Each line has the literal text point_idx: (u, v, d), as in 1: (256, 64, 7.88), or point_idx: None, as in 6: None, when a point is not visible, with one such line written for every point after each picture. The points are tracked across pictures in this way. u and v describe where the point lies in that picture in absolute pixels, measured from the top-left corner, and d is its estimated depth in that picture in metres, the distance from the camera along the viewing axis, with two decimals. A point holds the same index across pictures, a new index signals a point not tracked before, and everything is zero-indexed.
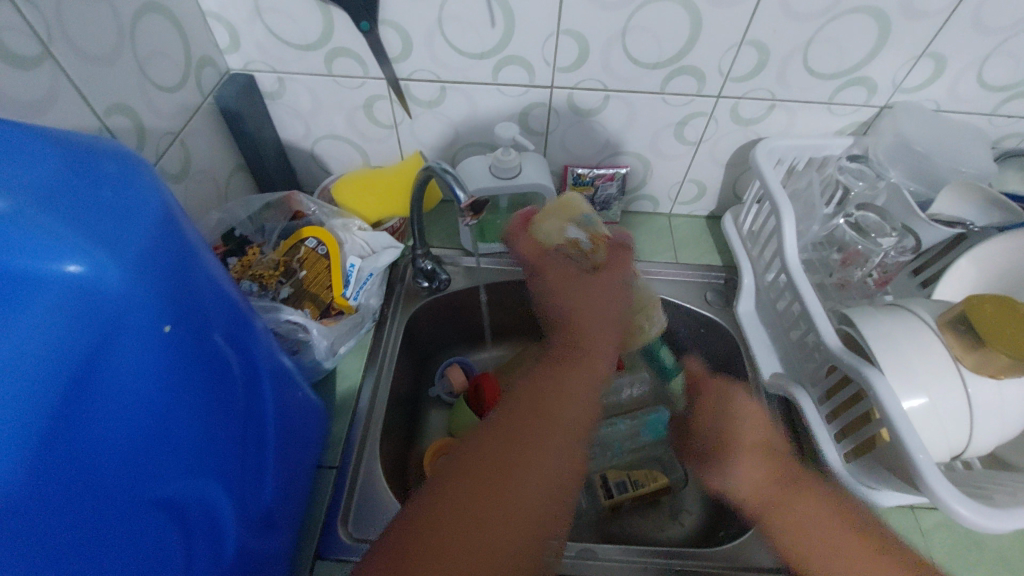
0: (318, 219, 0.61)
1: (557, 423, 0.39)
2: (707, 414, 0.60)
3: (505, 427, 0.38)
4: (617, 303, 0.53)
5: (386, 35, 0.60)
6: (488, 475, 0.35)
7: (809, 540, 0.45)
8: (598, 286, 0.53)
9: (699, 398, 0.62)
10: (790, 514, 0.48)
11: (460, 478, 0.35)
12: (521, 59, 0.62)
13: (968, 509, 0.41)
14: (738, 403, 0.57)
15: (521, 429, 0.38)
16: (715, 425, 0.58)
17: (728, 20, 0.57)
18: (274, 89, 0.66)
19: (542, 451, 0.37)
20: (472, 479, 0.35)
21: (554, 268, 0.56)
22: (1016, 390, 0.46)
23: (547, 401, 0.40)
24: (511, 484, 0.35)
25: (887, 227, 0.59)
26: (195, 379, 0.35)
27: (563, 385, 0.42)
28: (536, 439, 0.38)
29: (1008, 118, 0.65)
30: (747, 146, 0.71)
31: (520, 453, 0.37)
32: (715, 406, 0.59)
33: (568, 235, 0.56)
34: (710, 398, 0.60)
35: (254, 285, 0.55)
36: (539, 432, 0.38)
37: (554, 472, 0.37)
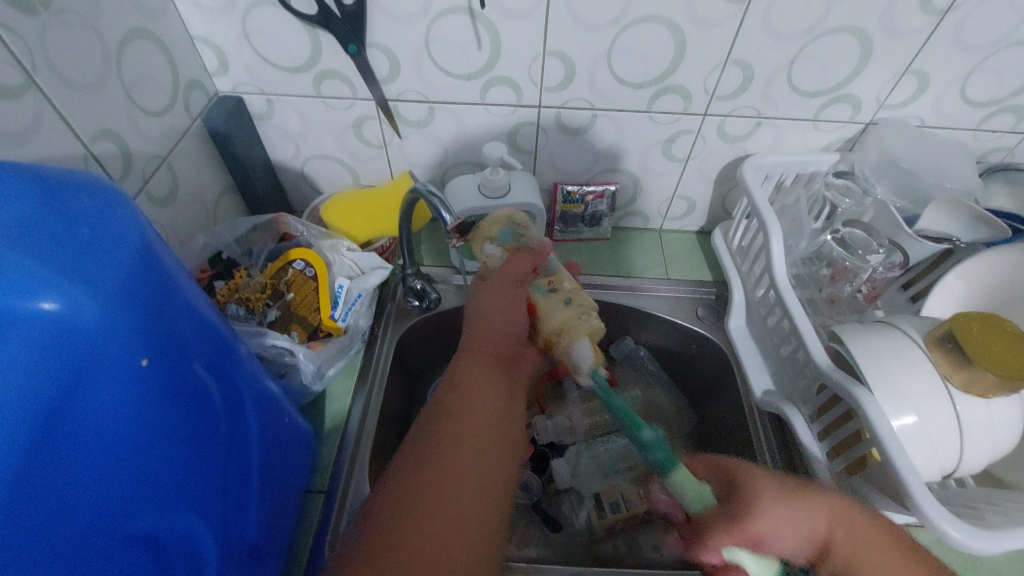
0: (306, 241, 0.61)
1: (480, 425, 0.38)
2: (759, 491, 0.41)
3: (433, 426, 0.38)
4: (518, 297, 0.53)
5: (373, 57, 0.60)
6: (422, 468, 0.35)
7: None
8: (502, 295, 0.52)
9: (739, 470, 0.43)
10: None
11: (395, 493, 0.34)
12: (508, 79, 0.62)
13: (959, 531, 0.41)
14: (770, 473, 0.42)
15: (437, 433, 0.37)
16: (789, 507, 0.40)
17: (712, 40, 0.57)
18: (263, 110, 0.67)
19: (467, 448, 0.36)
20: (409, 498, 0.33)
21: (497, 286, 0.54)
22: (1003, 408, 0.46)
23: (466, 397, 0.40)
24: (444, 474, 0.35)
25: (874, 243, 0.60)
26: (174, 412, 0.34)
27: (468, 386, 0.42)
28: (463, 430, 0.38)
29: (992, 133, 0.66)
30: (735, 162, 0.71)
31: (452, 442, 0.37)
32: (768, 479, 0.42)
33: (490, 254, 0.56)
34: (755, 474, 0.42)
35: (241, 308, 0.54)
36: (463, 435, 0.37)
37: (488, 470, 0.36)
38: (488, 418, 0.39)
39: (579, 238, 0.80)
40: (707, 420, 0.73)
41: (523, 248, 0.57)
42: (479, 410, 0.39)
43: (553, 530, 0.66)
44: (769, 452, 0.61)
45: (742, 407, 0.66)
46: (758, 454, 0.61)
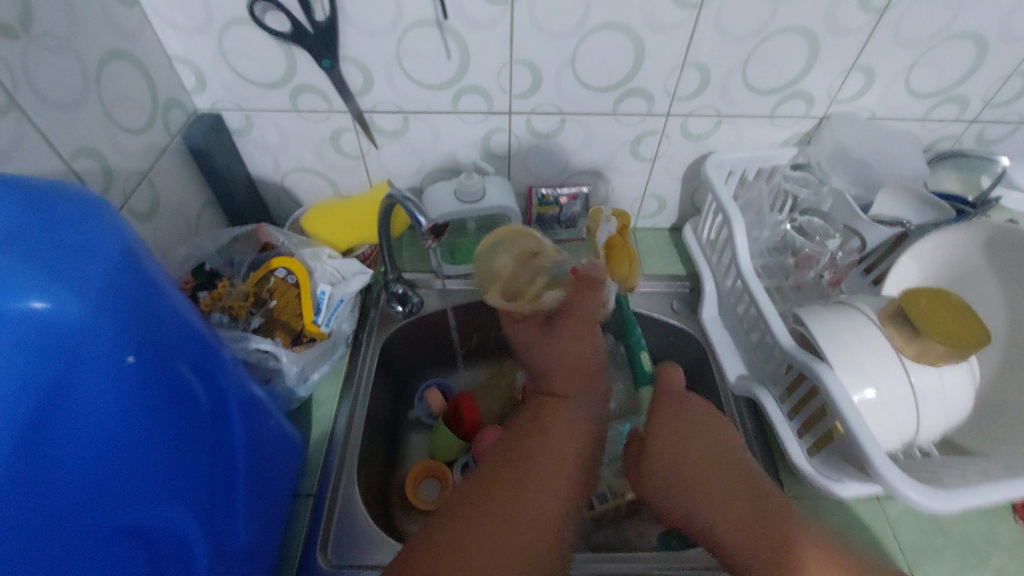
0: (287, 250, 0.63)
1: (556, 459, 0.44)
2: (660, 433, 0.50)
3: (508, 452, 0.45)
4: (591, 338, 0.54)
5: (347, 71, 0.62)
6: (503, 483, 0.42)
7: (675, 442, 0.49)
8: (575, 338, 0.52)
9: (652, 416, 0.52)
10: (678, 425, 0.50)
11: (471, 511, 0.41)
12: (479, 87, 0.65)
13: (917, 492, 0.43)
14: (699, 414, 0.51)
15: (513, 466, 0.44)
16: (679, 458, 0.48)
17: (669, 44, 0.61)
18: (241, 126, 0.68)
19: (537, 483, 0.42)
20: (480, 518, 0.40)
21: (577, 325, 0.53)
22: (954, 377, 0.49)
23: (543, 424, 0.47)
24: (515, 494, 0.41)
25: (830, 229, 0.64)
26: (162, 411, 0.35)
27: (551, 423, 0.47)
28: (534, 470, 0.43)
29: (938, 122, 0.70)
30: (700, 159, 0.75)
31: (529, 465, 0.43)
32: (671, 419, 0.51)
33: (547, 295, 0.55)
34: (668, 413, 0.52)
35: (225, 316, 0.55)
36: (538, 465, 0.43)
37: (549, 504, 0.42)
38: (560, 452, 0.45)
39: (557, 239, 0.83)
40: None
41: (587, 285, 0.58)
42: (555, 461, 0.44)
43: None
44: (746, 435, 0.63)
45: (718, 395, 0.68)
46: (734, 438, 0.63)
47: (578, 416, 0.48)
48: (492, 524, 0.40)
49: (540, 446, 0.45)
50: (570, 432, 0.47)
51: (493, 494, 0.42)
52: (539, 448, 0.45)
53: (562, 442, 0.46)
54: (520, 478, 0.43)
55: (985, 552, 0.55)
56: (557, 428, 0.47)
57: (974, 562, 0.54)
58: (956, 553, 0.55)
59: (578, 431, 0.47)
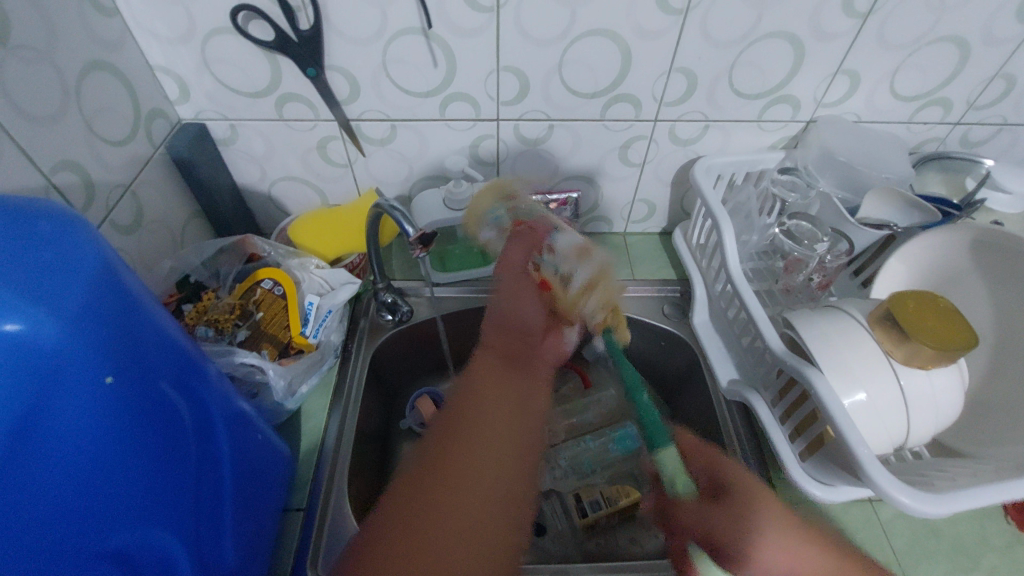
0: (274, 261, 0.62)
1: (488, 427, 0.40)
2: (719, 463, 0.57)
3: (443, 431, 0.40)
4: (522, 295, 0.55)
5: (333, 79, 0.62)
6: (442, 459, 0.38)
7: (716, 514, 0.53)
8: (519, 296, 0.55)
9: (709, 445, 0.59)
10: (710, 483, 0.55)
11: (400, 496, 0.36)
12: (466, 95, 0.65)
13: (908, 497, 0.43)
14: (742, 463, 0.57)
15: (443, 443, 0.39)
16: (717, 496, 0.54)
17: (655, 50, 0.61)
18: (226, 135, 0.68)
19: (468, 455, 0.38)
20: (412, 502, 0.36)
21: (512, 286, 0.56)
22: (944, 379, 0.49)
23: (480, 393, 0.43)
24: (452, 472, 0.37)
25: (818, 233, 0.63)
26: (144, 430, 0.35)
27: (479, 393, 0.43)
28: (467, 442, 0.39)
29: (924, 124, 0.70)
30: (688, 164, 0.75)
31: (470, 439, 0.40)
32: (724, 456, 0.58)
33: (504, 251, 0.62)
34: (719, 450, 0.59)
35: (210, 330, 0.54)
36: (470, 436, 0.39)
37: (482, 476, 0.37)
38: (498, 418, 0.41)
39: None
40: (680, 413, 0.75)
41: (527, 233, 0.60)
42: (489, 430, 0.40)
43: (536, 534, 0.68)
44: (738, 438, 0.63)
45: (711, 399, 0.68)
46: (726, 442, 0.63)
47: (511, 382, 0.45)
48: (426, 507, 0.35)
49: (472, 419, 0.41)
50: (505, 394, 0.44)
51: (421, 477, 0.37)
52: (468, 421, 0.41)
53: (491, 409, 0.42)
54: (451, 454, 0.38)
55: (978, 553, 0.55)
56: (484, 394, 0.43)
57: (967, 564, 0.54)
58: (948, 556, 0.55)
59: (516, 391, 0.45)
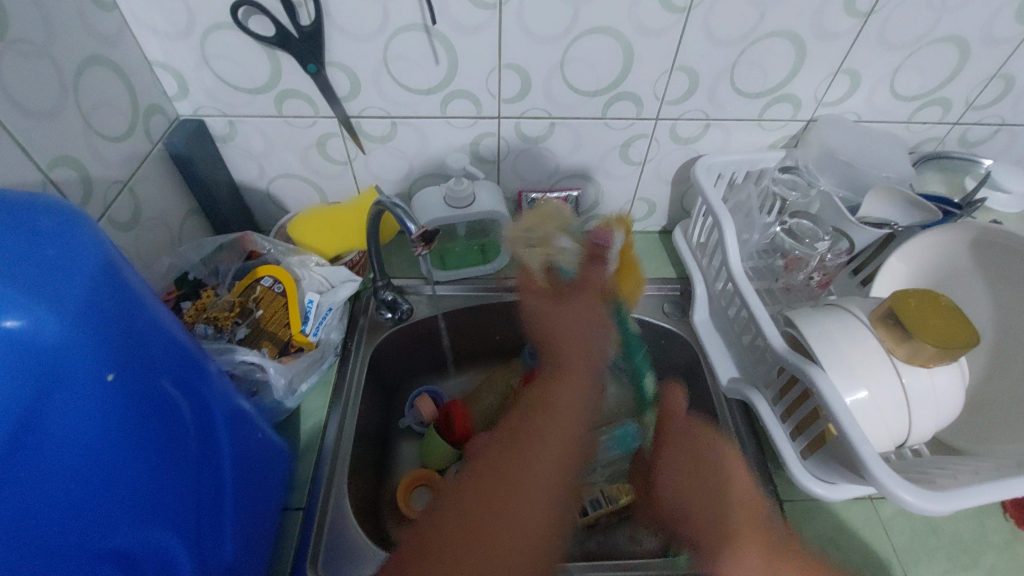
0: (273, 258, 0.61)
1: (555, 441, 0.47)
2: (675, 472, 0.58)
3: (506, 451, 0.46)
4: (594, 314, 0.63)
5: (333, 76, 0.61)
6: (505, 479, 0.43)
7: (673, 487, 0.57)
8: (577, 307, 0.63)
9: (664, 448, 0.60)
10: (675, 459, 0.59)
11: (470, 491, 0.43)
12: (467, 92, 0.64)
13: (911, 495, 0.43)
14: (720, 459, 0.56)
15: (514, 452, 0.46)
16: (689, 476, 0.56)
17: (657, 47, 0.61)
18: (225, 132, 0.67)
19: (538, 465, 0.45)
20: (483, 497, 0.42)
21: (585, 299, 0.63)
22: (945, 378, 0.49)
23: (543, 416, 0.49)
24: (525, 477, 0.44)
25: (819, 232, 0.63)
26: (146, 428, 0.34)
27: (553, 412, 0.50)
28: (535, 452, 0.46)
29: (923, 124, 0.70)
30: (689, 162, 0.75)
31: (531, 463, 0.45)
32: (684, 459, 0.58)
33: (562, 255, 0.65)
34: (680, 449, 0.59)
35: (209, 327, 0.54)
36: (540, 450, 0.46)
37: (548, 486, 0.44)
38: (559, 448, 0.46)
39: None
40: None
41: (597, 258, 0.64)
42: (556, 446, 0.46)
43: None
44: (738, 437, 0.63)
45: (711, 398, 0.68)
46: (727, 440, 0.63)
47: (579, 405, 0.52)
48: (496, 503, 0.42)
49: (544, 433, 0.47)
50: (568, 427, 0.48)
51: (489, 476, 0.44)
52: (541, 434, 0.47)
53: (561, 429, 0.48)
54: (521, 460, 0.45)
55: (978, 550, 0.55)
56: (554, 414, 0.49)
57: (966, 562, 0.55)
58: (948, 553, 0.55)
59: (578, 417, 0.50)
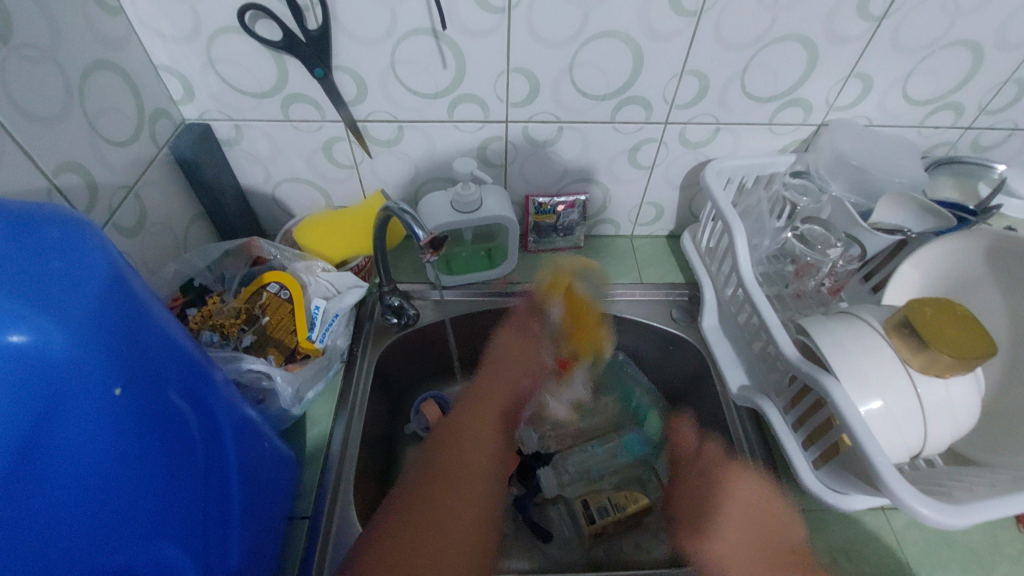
0: (279, 264, 0.60)
1: (475, 461, 0.60)
2: (684, 494, 0.66)
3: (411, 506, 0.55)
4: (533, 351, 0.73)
5: (340, 79, 0.61)
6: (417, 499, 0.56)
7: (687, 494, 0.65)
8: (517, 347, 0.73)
9: (677, 480, 0.69)
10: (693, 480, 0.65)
11: (410, 534, 0.52)
12: (474, 96, 0.64)
13: (928, 508, 0.42)
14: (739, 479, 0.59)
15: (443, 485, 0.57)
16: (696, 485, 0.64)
17: (667, 51, 0.60)
18: (231, 136, 0.67)
19: (460, 488, 0.57)
20: (414, 540, 0.52)
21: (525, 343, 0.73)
22: (961, 388, 0.48)
23: (463, 443, 0.62)
24: (455, 497, 0.56)
25: (832, 237, 0.62)
26: (153, 441, 0.34)
27: (461, 434, 0.63)
28: (449, 489, 0.57)
29: (935, 128, 0.70)
30: (698, 166, 0.74)
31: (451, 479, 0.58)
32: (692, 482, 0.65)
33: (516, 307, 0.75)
34: (691, 481, 0.65)
35: (215, 334, 0.53)
36: (463, 478, 0.58)
37: (472, 499, 0.57)
38: (474, 458, 0.61)
39: (554, 249, 0.82)
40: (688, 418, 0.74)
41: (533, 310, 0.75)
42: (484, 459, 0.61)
43: (543, 541, 0.67)
44: (748, 446, 0.62)
45: (719, 404, 0.67)
46: (737, 449, 0.62)
47: (483, 442, 0.63)
48: (427, 512, 0.55)
49: (458, 443, 0.62)
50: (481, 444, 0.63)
51: (419, 510, 0.55)
52: (459, 444, 0.62)
53: (475, 451, 0.62)
54: (450, 494, 0.56)
55: (993, 562, 0.54)
56: (466, 450, 0.61)
57: (981, 574, 0.54)
58: (963, 565, 0.54)
59: (491, 454, 0.62)
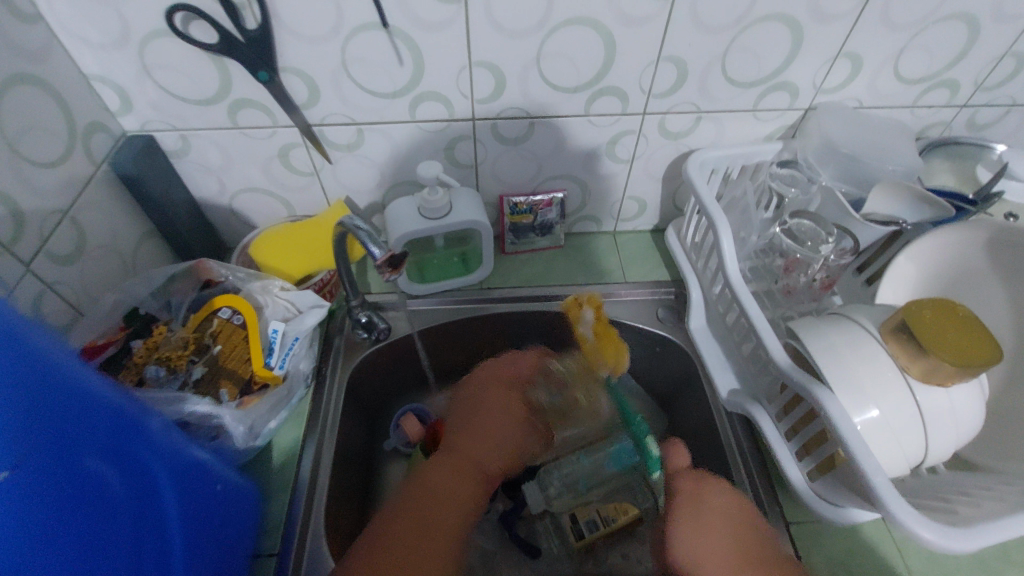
0: (232, 285, 0.56)
1: (450, 490, 0.56)
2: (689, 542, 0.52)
3: (371, 561, 0.49)
4: (496, 392, 0.64)
5: (288, 82, 0.56)
6: (375, 554, 0.50)
7: (698, 544, 0.51)
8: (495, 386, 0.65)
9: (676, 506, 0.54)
10: (693, 519, 0.52)
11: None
12: (436, 94, 0.59)
13: (931, 531, 0.39)
14: (717, 495, 0.53)
15: (393, 549, 0.50)
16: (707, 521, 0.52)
17: (641, 37, 0.55)
18: (177, 147, 0.62)
19: (432, 498, 0.55)
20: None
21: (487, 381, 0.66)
22: (963, 394, 0.45)
23: (427, 496, 0.55)
24: (423, 509, 0.54)
25: (822, 232, 0.58)
26: (65, 517, 0.30)
27: (429, 482, 0.56)
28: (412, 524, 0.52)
29: (929, 108, 0.66)
30: (681, 157, 0.70)
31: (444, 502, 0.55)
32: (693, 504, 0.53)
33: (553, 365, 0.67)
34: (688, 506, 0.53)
35: (161, 369, 0.49)
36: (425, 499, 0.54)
37: (455, 504, 0.55)
38: (439, 532, 0.53)
39: (532, 249, 0.78)
40: (678, 421, 0.72)
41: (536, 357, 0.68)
42: (440, 515, 0.54)
43: (532, 557, 0.65)
44: (740, 454, 0.60)
45: (709, 409, 0.64)
46: (727, 458, 0.60)
47: (446, 461, 0.58)
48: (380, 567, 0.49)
49: (422, 507, 0.54)
50: (442, 511, 0.54)
51: (387, 536, 0.51)
52: (426, 502, 0.54)
53: (438, 501, 0.55)
54: (414, 525, 0.52)
55: (996, 569, 0.52)
56: (427, 498, 0.55)
57: None
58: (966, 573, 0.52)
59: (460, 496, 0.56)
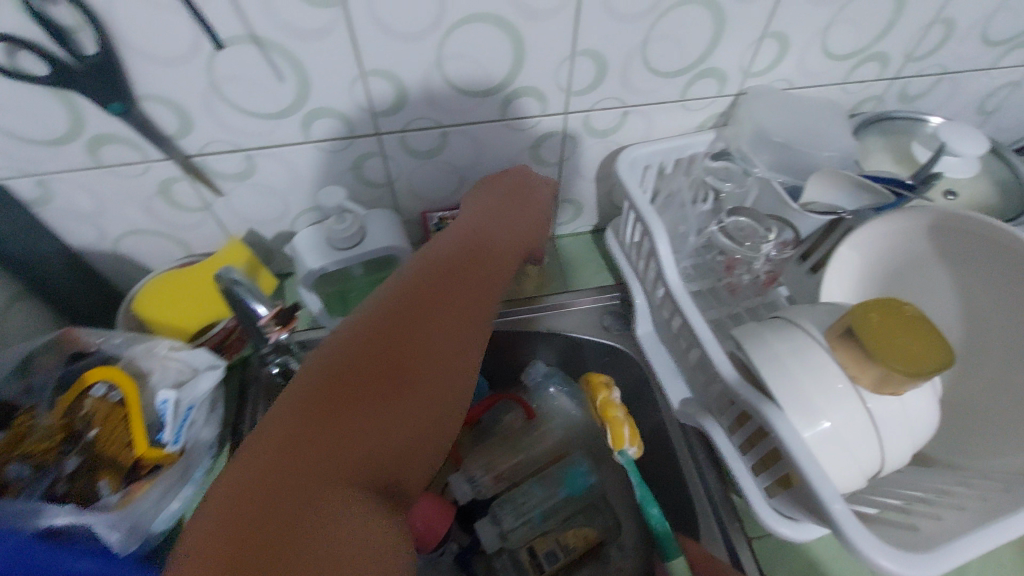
0: (108, 353, 0.49)
1: (416, 351, 0.46)
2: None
3: (307, 424, 0.40)
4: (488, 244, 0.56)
5: (153, 112, 0.49)
6: (320, 416, 0.40)
7: None
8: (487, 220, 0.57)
9: None
10: None
11: (277, 453, 0.38)
12: (330, 110, 0.53)
13: (892, 561, 0.36)
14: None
15: (337, 405, 0.41)
16: None
17: (551, 31, 0.50)
18: (35, 195, 0.53)
19: (386, 399, 0.43)
20: (290, 483, 0.37)
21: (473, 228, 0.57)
22: (915, 397, 0.43)
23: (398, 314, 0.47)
24: (365, 403, 0.42)
25: (760, 227, 0.54)
26: None
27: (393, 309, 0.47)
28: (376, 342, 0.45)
29: (861, 83, 0.63)
30: (612, 155, 0.65)
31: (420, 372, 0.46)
32: None
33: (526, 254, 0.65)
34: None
35: (24, 467, 0.43)
36: (370, 394, 0.42)
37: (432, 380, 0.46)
38: (390, 430, 0.42)
39: None
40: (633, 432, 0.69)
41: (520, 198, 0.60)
42: (419, 346, 0.47)
43: None
44: (697, 467, 0.57)
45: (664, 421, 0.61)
46: (685, 474, 0.57)
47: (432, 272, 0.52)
48: (296, 471, 0.37)
49: (372, 365, 0.44)
50: (404, 404, 0.44)
51: (339, 372, 0.43)
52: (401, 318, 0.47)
53: (397, 396, 0.43)
54: (356, 394, 0.42)
55: None
56: (380, 321, 0.46)
57: None
58: None
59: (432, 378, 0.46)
